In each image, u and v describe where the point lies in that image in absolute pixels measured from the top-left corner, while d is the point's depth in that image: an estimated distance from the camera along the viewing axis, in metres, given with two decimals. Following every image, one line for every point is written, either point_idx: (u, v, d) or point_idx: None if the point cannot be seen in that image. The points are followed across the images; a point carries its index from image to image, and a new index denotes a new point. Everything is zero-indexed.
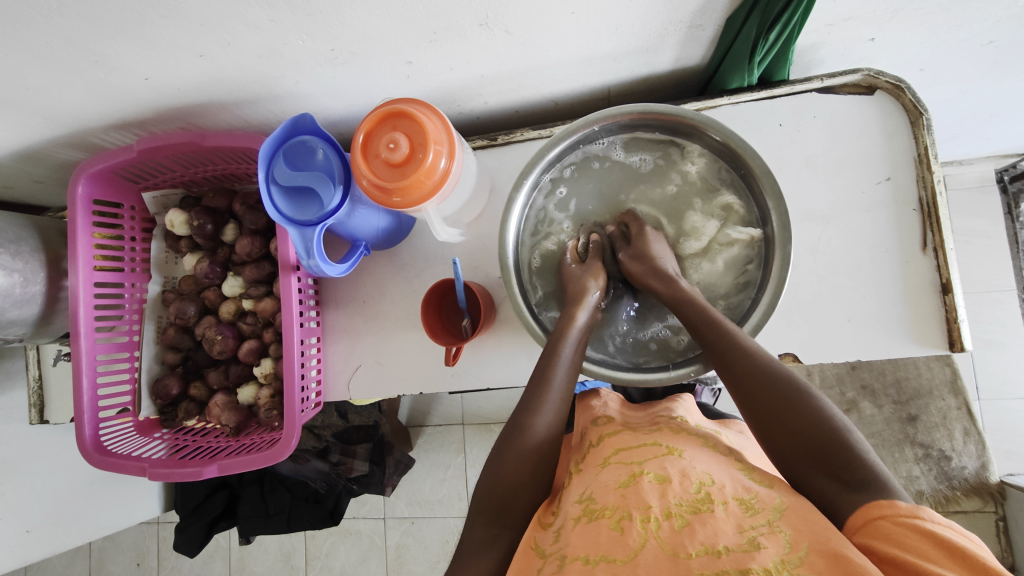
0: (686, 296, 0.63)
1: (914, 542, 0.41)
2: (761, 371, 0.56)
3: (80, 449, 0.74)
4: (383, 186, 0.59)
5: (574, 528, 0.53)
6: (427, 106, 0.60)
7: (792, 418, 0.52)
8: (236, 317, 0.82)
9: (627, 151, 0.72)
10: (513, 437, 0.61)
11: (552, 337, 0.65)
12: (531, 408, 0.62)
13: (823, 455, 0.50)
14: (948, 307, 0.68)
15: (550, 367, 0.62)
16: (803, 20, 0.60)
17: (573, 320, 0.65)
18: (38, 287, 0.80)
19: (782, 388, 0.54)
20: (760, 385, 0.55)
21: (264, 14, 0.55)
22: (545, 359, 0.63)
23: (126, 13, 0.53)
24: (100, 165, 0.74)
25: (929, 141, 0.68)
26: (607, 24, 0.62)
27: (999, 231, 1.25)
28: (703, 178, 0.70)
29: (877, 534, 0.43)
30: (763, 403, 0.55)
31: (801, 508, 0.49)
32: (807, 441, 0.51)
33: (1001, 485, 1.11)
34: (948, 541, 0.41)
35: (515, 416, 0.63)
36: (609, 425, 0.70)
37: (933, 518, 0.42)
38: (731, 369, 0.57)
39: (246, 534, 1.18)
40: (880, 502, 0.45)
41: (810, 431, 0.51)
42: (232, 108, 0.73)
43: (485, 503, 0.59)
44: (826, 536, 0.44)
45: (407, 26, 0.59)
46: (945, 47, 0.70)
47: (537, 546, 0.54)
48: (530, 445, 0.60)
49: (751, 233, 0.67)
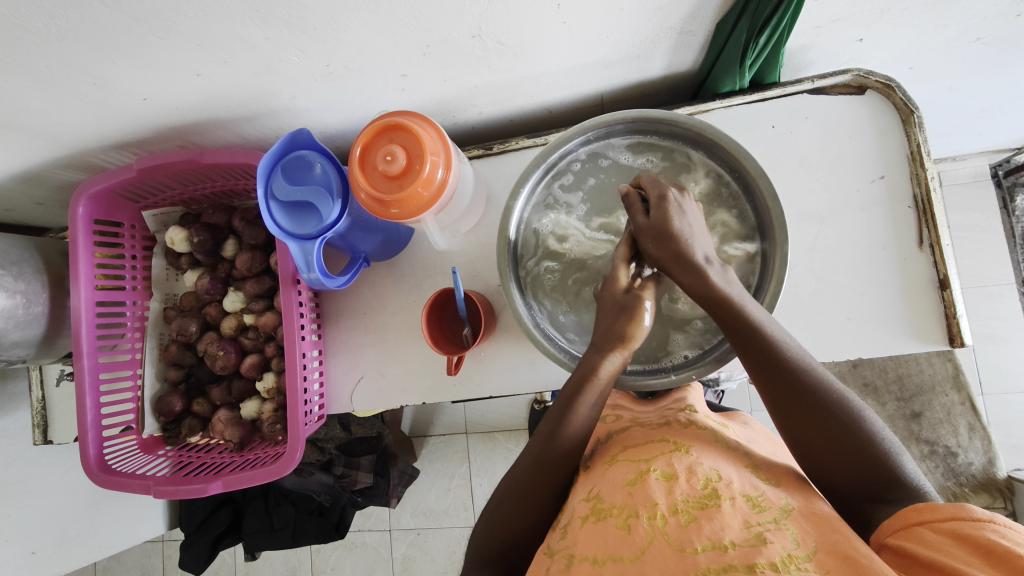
0: (725, 294, 0.57)
1: (950, 545, 0.42)
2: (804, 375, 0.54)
3: (84, 469, 0.74)
4: (381, 199, 0.59)
5: (582, 527, 0.54)
6: (424, 118, 0.61)
7: (839, 433, 0.51)
8: (238, 332, 0.83)
9: (634, 157, 0.72)
10: (530, 460, 0.62)
11: (570, 388, 0.62)
12: (551, 440, 0.62)
13: (866, 474, 0.50)
14: (947, 303, 0.68)
15: (573, 411, 0.61)
16: (792, 23, 0.61)
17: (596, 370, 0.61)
18: (40, 308, 0.80)
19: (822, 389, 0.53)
20: (804, 391, 0.53)
21: (261, 33, 0.56)
22: (560, 413, 0.62)
23: (124, 35, 0.54)
24: (100, 186, 0.75)
25: (921, 139, 0.69)
26: (597, 32, 0.63)
27: (994, 226, 1.25)
28: (705, 194, 0.70)
29: (915, 536, 0.44)
30: (801, 412, 0.53)
31: (810, 512, 0.49)
32: (855, 456, 0.51)
33: (1009, 479, 1.08)
34: (988, 542, 0.40)
35: (533, 447, 0.63)
36: (618, 423, 0.70)
37: (972, 519, 0.42)
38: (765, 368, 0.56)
39: (252, 550, 1.17)
40: (920, 507, 0.45)
41: (853, 446, 0.51)
42: (230, 125, 0.74)
43: (488, 533, 0.60)
44: (834, 539, 0.45)
45: (401, 40, 0.60)
46: (932, 45, 0.70)
47: (546, 547, 0.55)
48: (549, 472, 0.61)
49: (748, 249, 0.67)
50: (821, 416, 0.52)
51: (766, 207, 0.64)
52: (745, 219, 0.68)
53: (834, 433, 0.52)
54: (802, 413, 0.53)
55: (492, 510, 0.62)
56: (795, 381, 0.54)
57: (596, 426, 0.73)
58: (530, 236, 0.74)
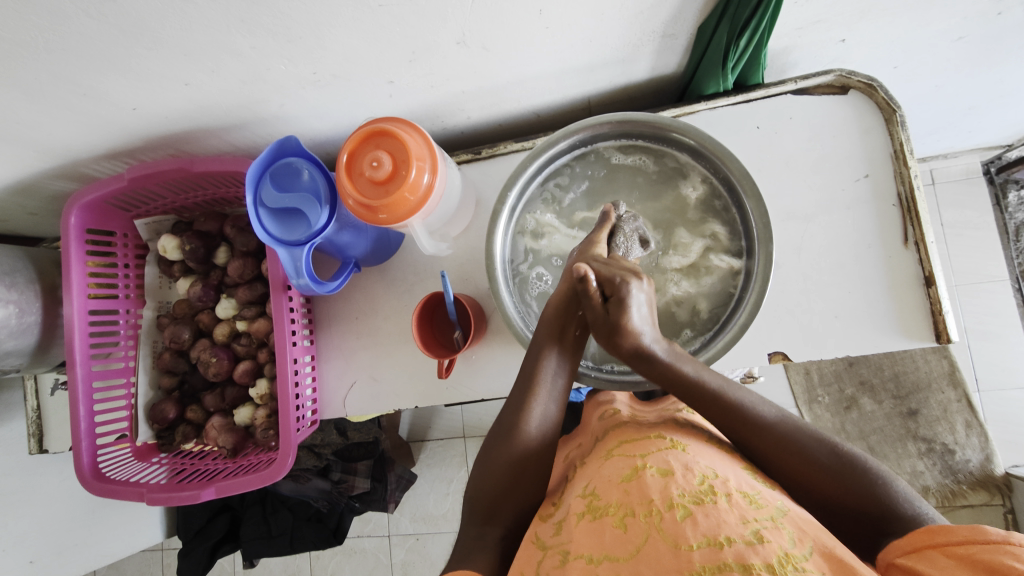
0: (679, 371, 0.59)
1: (960, 569, 0.42)
2: (774, 428, 0.56)
3: (78, 477, 0.74)
4: (368, 205, 0.60)
5: (578, 525, 0.54)
6: (408, 124, 0.61)
7: (822, 474, 0.53)
8: (231, 339, 0.83)
9: (623, 154, 0.73)
10: (501, 434, 0.63)
11: (529, 357, 0.65)
12: (520, 408, 0.63)
13: (862, 511, 0.50)
14: (933, 299, 0.68)
15: (535, 371, 0.64)
16: (772, 24, 0.62)
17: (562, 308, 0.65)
18: (34, 317, 0.81)
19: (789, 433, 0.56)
20: (778, 442, 0.56)
21: (246, 42, 0.57)
22: (527, 377, 0.64)
23: (111, 47, 0.54)
24: (92, 196, 0.75)
25: (904, 138, 0.70)
26: (580, 37, 0.64)
27: (987, 222, 1.26)
28: (700, 201, 0.71)
29: (926, 560, 0.44)
30: (785, 458, 0.55)
31: (804, 518, 0.50)
32: (846, 494, 0.51)
33: (1007, 476, 1.08)
34: (1001, 566, 0.40)
35: (502, 420, 0.64)
36: (615, 419, 0.70)
37: (988, 541, 0.41)
38: (736, 425, 0.58)
39: (250, 557, 1.17)
40: (931, 530, 0.45)
41: (837, 481, 0.52)
42: (220, 133, 0.75)
43: (479, 487, 0.61)
44: (830, 545, 0.46)
45: (386, 47, 0.61)
46: (915, 44, 0.71)
47: (538, 539, 0.56)
48: (517, 442, 0.61)
49: (732, 264, 0.69)
50: (798, 464, 0.54)
51: (749, 205, 0.64)
52: (735, 233, 0.69)
53: (819, 471, 0.53)
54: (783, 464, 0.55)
55: (476, 478, 0.62)
56: (764, 432, 0.56)
57: (595, 423, 0.73)
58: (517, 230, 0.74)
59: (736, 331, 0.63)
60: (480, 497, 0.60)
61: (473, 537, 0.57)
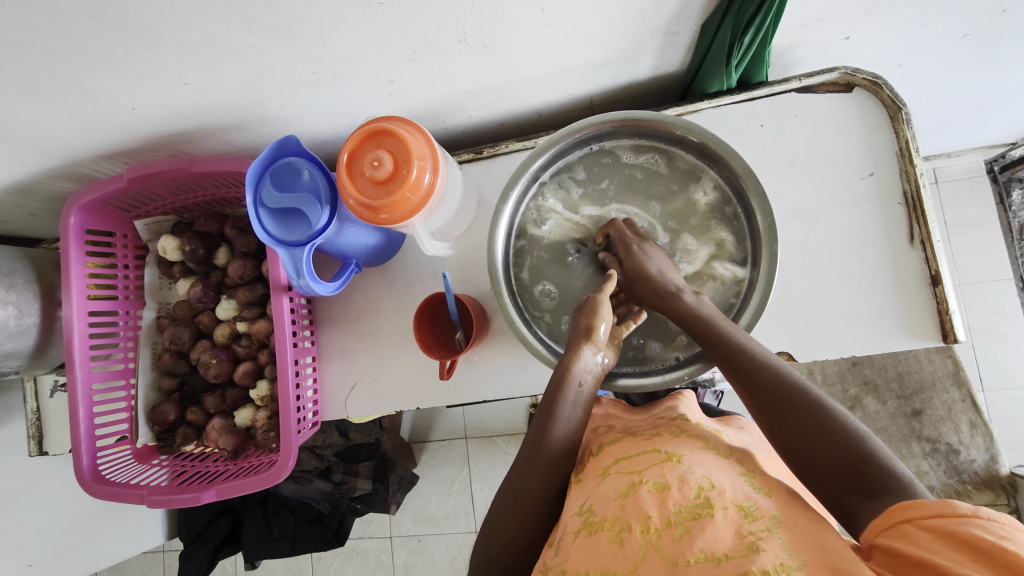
0: (698, 314, 0.62)
1: (941, 544, 0.40)
2: (786, 389, 0.55)
3: (78, 480, 0.73)
4: (369, 204, 0.59)
5: (574, 542, 0.53)
6: (410, 123, 0.61)
7: (821, 437, 0.52)
8: (231, 340, 0.83)
9: (634, 154, 0.72)
10: (514, 487, 0.61)
11: (552, 383, 0.63)
12: (529, 462, 0.61)
13: (855, 476, 0.49)
14: (939, 299, 0.68)
15: (546, 424, 0.62)
16: (776, 22, 0.61)
17: (571, 365, 0.62)
18: (33, 319, 0.80)
19: (795, 396, 0.54)
20: (788, 402, 0.54)
21: (245, 41, 0.56)
22: (544, 411, 0.62)
23: (109, 46, 0.54)
24: (91, 196, 0.75)
25: (909, 135, 0.69)
26: (582, 35, 0.63)
27: (991, 221, 1.25)
28: (710, 206, 0.70)
29: (902, 536, 0.43)
30: (777, 414, 0.55)
31: (797, 522, 0.49)
32: (840, 461, 0.50)
33: (1012, 477, 1.05)
34: (973, 538, 0.40)
35: (513, 477, 0.62)
36: (610, 434, 0.69)
37: (958, 515, 0.41)
38: (744, 376, 0.57)
39: (251, 559, 1.16)
40: (904, 505, 0.44)
41: (832, 439, 0.51)
42: (220, 133, 0.74)
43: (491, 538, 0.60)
44: (826, 547, 0.45)
45: (386, 46, 0.60)
46: (920, 41, 0.70)
47: (542, 566, 0.54)
48: (530, 498, 0.60)
49: (737, 272, 0.68)
50: (793, 415, 0.54)
51: (755, 206, 0.63)
52: (741, 240, 0.68)
53: (818, 437, 0.52)
54: (790, 429, 0.54)
55: (490, 530, 0.61)
56: (770, 383, 0.56)
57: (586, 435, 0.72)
58: (521, 229, 0.74)
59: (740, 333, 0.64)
60: (495, 546, 0.59)
61: None
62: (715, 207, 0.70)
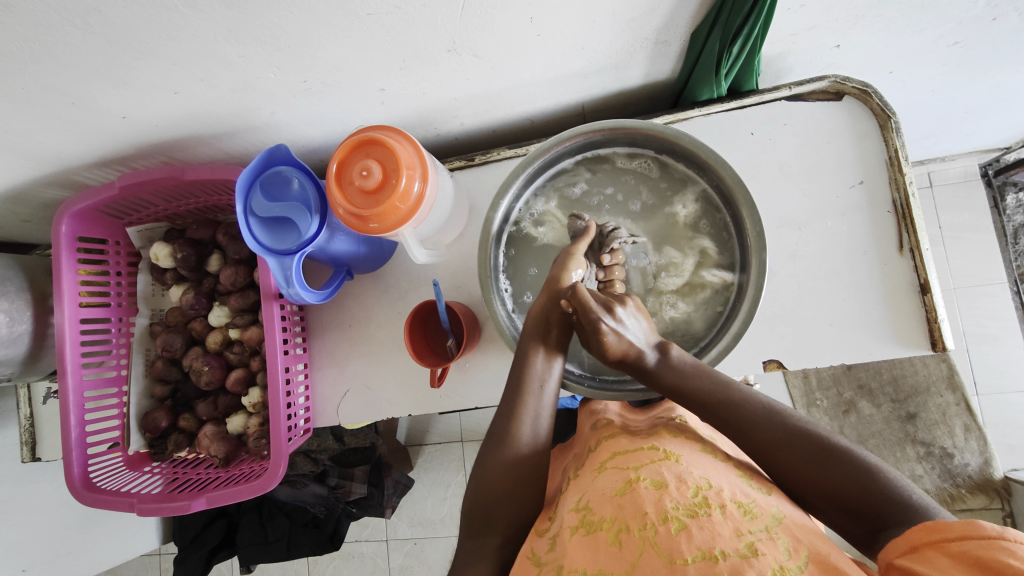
0: (671, 383, 0.61)
1: (958, 568, 0.40)
2: (767, 425, 0.56)
3: (69, 487, 0.73)
4: (359, 214, 0.59)
5: (571, 539, 0.53)
6: (399, 132, 0.61)
7: (809, 463, 0.53)
8: (223, 347, 0.83)
9: (629, 159, 0.72)
10: (496, 444, 0.62)
11: (516, 366, 0.64)
12: (510, 423, 0.62)
13: (853, 498, 0.50)
14: (928, 307, 0.68)
15: (518, 398, 0.63)
16: (765, 31, 0.61)
17: (530, 354, 0.64)
18: (24, 326, 0.80)
19: (776, 426, 0.56)
20: (773, 437, 0.56)
21: (235, 51, 0.56)
22: (514, 393, 0.63)
23: (98, 56, 0.54)
24: (82, 204, 0.75)
25: (899, 144, 0.69)
26: (572, 44, 0.63)
27: (985, 225, 1.25)
28: (699, 217, 0.71)
29: (926, 559, 0.42)
30: (778, 457, 0.55)
31: (801, 524, 0.50)
32: (837, 483, 0.51)
33: (1006, 480, 1.08)
34: (996, 563, 0.38)
35: (495, 426, 0.64)
36: (608, 429, 0.69)
37: (984, 538, 0.40)
38: (737, 429, 0.58)
39: (246, 564, 1.16)
40: (930, 527, 0.43)
41: (842, 477, 0.51)
42: (212, 141, 0.74)
43: (478, 495, 0.60)
44: (824, 552, 0.46)
45: (376, 55, 0.60)
46: (910, 49, 0.70)
47: (533, 556, 0.54)
48: (510, 448, 0.61)
49: (725, 278, 0.68)
50: (795, 457, 0.54)
51: (743, 214, 0.63)
52: (727, 246, 0.69)
53: (807, 464, 0.53)
54: (779, 461, 0.55)
55: (473, 482, 0.62)
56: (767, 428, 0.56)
57: (587, 433, 0.73)
58: (516, 231, 0.74)
59: (730, 339, 0.63)
60: (478, 505, 0.60)
61: (469, 548, 0.57)
62: (703, 213, 0.70)
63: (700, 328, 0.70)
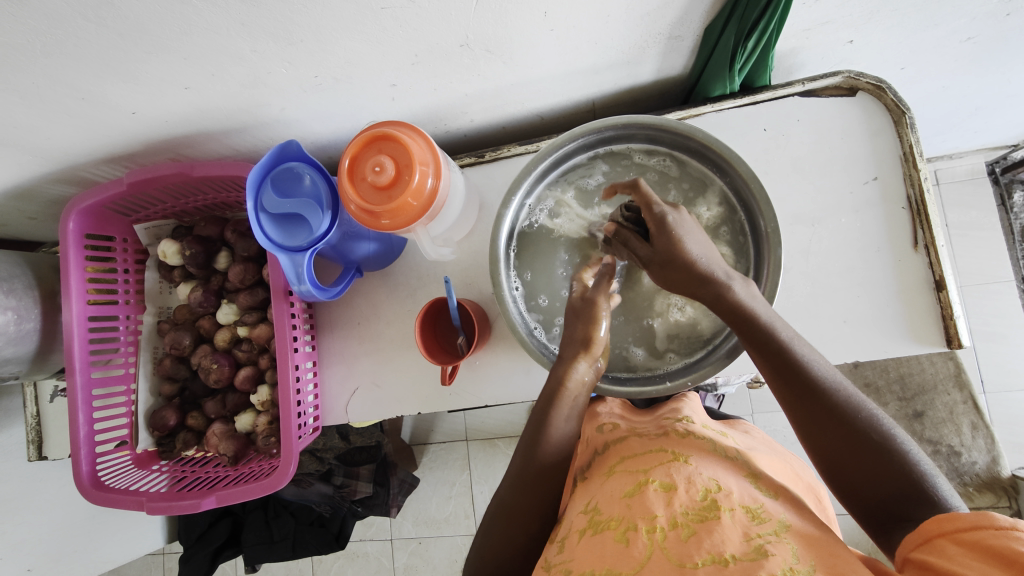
0: (747, 309, 0.56)
1: (972, 557, 0.40)
2: (822, 396, 0.52)
3: (77, 486, 0.73)
4: (371, 210, 0.59)
5: (579, 541, 0.52)
6: (412, 128, 0.61)
7: (853, 450, 0.50)
8: (232, 345, 0.83)
9: (648, 155, 0.71)
10: (513, 482, 0.60)
11: (545, 395, 0.62)
12: (528, 460, 0.60)
13: (895, 490, 0.48)
14: (944, 304, 0.67)
15: (542, 430, 0.61)
16: (780, 26, 0.61)
17: (566, 379, 0.61)
18: (32, 324, 0.80)
19: (831, 400, 0.52)
20: (823, 409, 0.52)
21: (247, 45, 0.56)
22: (534, 429, 0.62)
23: (110, 51, 0.54)
24: (91, 201, 0.75)
25: (913, 140, 0.69)
26: (585, 39, 0.63)
27: (993, 223, 1.25)
28: (717, 220, 0.70)
29: (938, 550, 0.42)
30: (823, 433, 0.52)
31: (808, 534, 0.48)
32: (878, 473, 0.49)
33: (1014, 478, 1.07)
34: (1008, 551, 0.38)
35: (514, 464, 0.62)
36: (615, 433, 0.69)
37: (996, 528, 0.40)
38: (793, 391, 0.54)
39: (252, 563, 1.15)
40: (941, 518, 0.44)
41: (883, 467, 0.49)
42: (220, 137, 0.74)
43: (491, 535, 0.59)
44: (835, 560, 0.44)
45: (388, 50, 0.60)
46: (923, 45, 0.70)
47: (543, 562, 0.54)
48: (532, 489, 0.59)
49: None
50: (841, 436, 0.51)
51: (759, 211, 0.63)
52: (742, 254, 0.68)
53: (850, 447, 0.50)
54: (821, 435, 0.52)
55: (489, 520, 0.61)
56: (823, 399, 0.52)
57: (590, 435, 0.72)
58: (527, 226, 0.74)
59: None
60: (490, 542, 0.58)
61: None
62: (724, 218, 0.69)
63: (709, 332, 0.69)
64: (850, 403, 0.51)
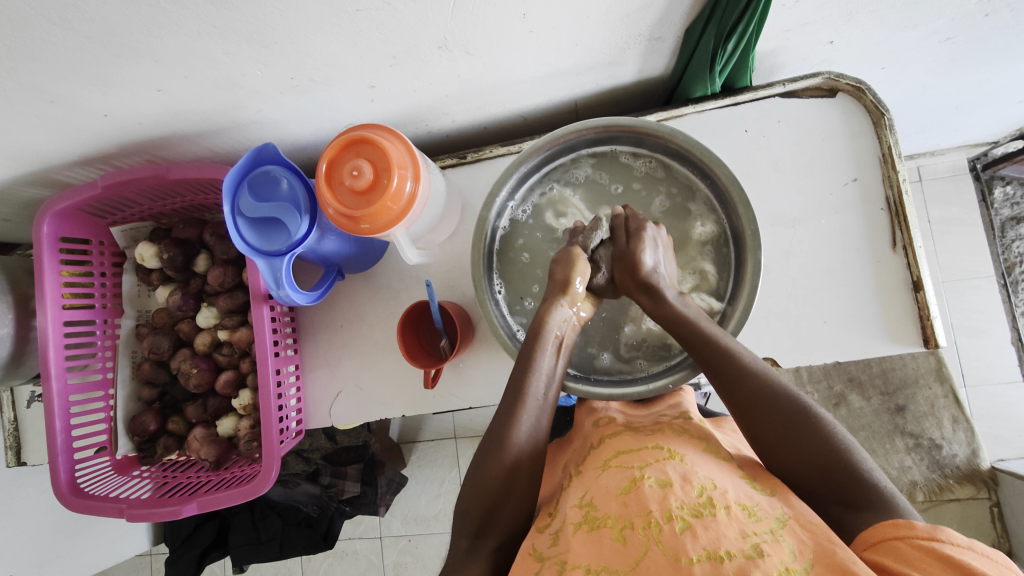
0: (681, 312, 0.62)
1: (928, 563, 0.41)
2: (758, 385, 0.57)
3: (55, 494, 0.72)
4: (350, 215, 0.58)
5: (575, 535, 0.53)
6: (390, 131, 0.60)
7: (793, 431, 0.54)
8: (212, 349, 0.82)
9: (633, 157, 0.71)
10: (492, 445, 0.59)
11: (524, 347, 0.63)
12: (507, 421, 0.60)
13: (827, 469, 0.51)
14: (921, 304, 0.68)
15: (521, 387, 0.60)
16: (759, 28, 0.61)
17: (543, 325, 0.63)
18: (6, 329, 0.78)
19: (765, 389, 0.56)
20: (757, 398, 0.56)
21: (220, 48, 0.55)
22: (513, 395, 0.61)
23: (78, 54, 0.52)
24: (64, 204, 0.73)
25: (892, 141, 0.69)
26: (566, 40, 0.62)
27: (974, 219, 1.26)
28: (707, 239, 0.70)
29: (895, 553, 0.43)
30: (767, 422, 0.55)
31: (805, 522, 0.49)
32: (812, 458, 0.52)
33: (992, 470, 1.10)
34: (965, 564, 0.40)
35: (492, 429, 0.61)
36: (611, 427, 0.69)
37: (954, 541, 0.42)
38: (729, 385, 0.58)
39: (239, 563, 1.14)
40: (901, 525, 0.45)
41: (814, 447, 0.52)
42: (196, 139, 0.72)
43: (473, 494, 0.58)
44: (831, 549, 0.45)
45: (365, 52, 0.59)
46: (903, 45, 0.70)
47: (535, 551, 0.54)
48: (509, 454, 0.58)
49: (711, 305, 0.68)
50: (779, 423, 0.54)
51: (738, 214, 0.63)
52: (724, 270, 0.69)
53: (790, 432, 0.54)
54: (759, 426, 0.56)
55: (468, 487, 0.59)
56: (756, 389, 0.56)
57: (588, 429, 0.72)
58: (509, 225, 0.74)
59: None
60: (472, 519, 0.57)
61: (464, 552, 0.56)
62: (714, 238, 0.69)
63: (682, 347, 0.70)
64: (785, 394, 0.56)
